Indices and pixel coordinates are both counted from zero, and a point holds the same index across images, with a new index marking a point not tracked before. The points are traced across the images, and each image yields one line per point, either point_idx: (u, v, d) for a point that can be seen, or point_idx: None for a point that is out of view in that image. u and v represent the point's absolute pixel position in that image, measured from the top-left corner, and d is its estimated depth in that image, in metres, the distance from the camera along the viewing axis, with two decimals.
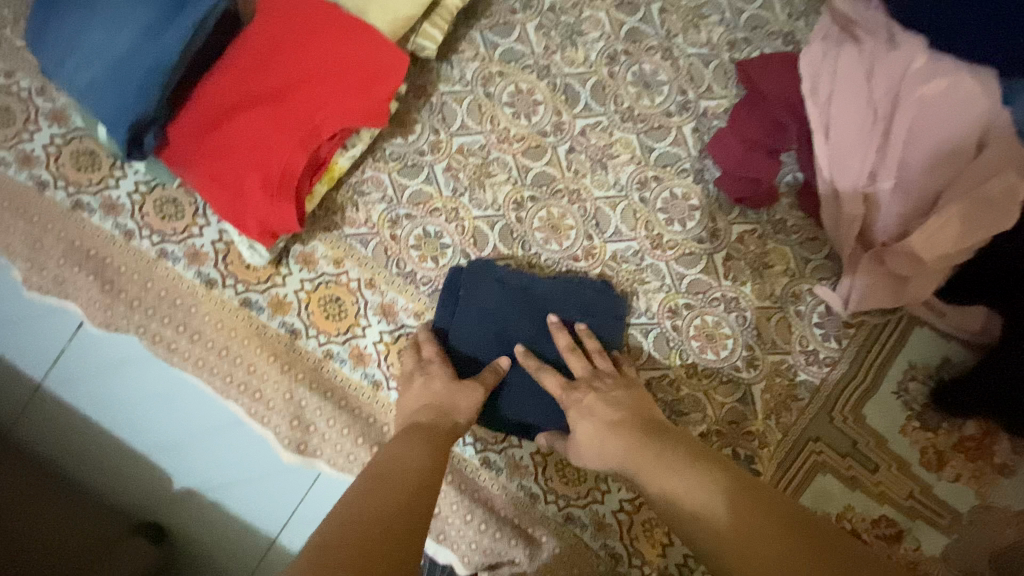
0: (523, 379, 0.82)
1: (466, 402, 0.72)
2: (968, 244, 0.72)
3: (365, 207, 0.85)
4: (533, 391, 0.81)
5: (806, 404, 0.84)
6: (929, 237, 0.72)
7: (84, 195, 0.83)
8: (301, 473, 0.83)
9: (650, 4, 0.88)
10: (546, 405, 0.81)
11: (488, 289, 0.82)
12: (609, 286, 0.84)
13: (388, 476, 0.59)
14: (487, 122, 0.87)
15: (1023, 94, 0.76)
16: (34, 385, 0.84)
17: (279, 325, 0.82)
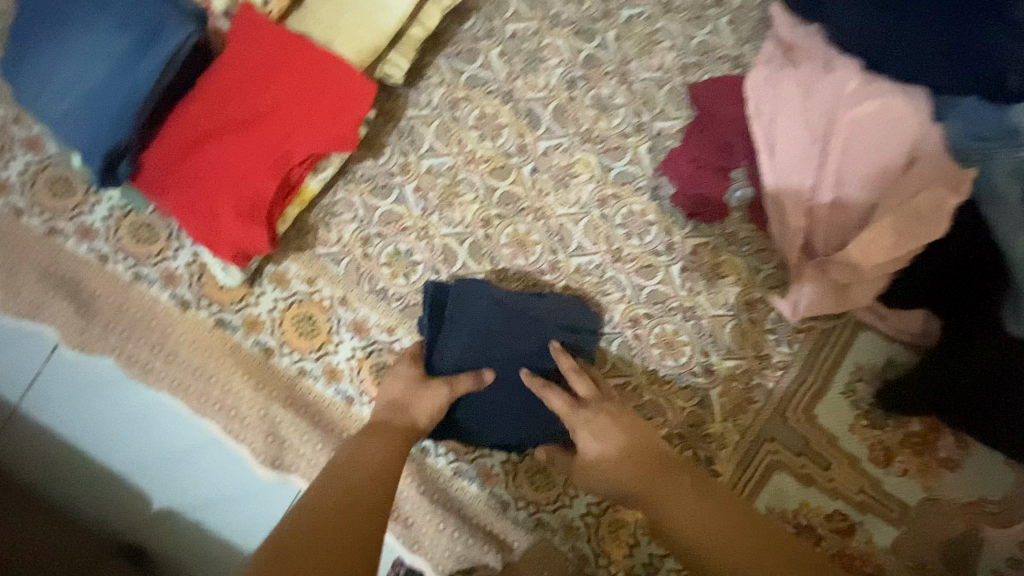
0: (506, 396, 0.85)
1: (430, 406, 0.74)
2: (900, 254, 0.77)
3: (337, 227, 0.88)
4: (516, 408, 0.85)
5: (761, 406, 0.89)
6: (864, 248, 0.78)
7: (58, 221, 0.85)
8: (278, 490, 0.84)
9: (606, 31, 0.93)
10: (528, 419, 0.85)
11: (477, 307, 0.85)
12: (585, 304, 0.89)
13: (349, 474, 0.61)
14: (455, 144, 0.91)
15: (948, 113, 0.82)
16: (8, 409, 0.85)
17: (253, 343, 0.85)
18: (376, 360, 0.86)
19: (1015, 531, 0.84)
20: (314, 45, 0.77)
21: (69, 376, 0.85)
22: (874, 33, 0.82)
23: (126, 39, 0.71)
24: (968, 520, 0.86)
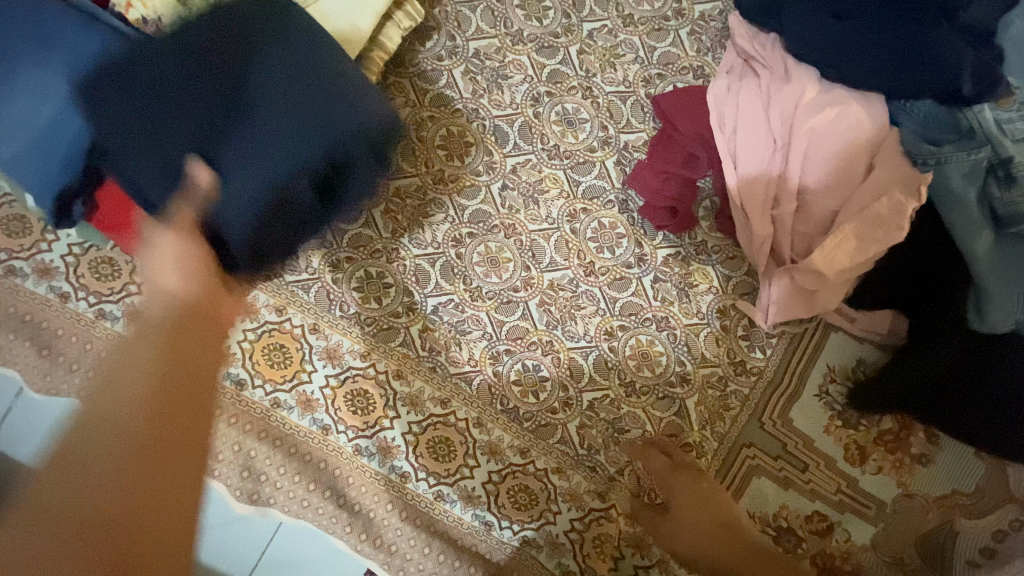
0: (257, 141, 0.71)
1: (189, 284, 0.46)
2: (863, 258, 0.78)
3: (305, 253, 0.87)
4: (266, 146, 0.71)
5: (737, 412, 0.90)
6: (828, 254, 0.79)
7: (15, 260, 0.82)
8: (263, 522, 0.83)
9: (569, 46, 0.93)
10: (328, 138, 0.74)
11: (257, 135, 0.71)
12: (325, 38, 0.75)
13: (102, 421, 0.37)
14: (422, 164, 0.90)
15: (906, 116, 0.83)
16: None
17: (224, 377, 0.83)
18: (351, 387, 0.85)
19: (990, 522, 0.86)
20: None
21: (37, 415, 0.81)
22: (831, 41, 0.83)
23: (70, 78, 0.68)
24: (944, 514, 0.87)
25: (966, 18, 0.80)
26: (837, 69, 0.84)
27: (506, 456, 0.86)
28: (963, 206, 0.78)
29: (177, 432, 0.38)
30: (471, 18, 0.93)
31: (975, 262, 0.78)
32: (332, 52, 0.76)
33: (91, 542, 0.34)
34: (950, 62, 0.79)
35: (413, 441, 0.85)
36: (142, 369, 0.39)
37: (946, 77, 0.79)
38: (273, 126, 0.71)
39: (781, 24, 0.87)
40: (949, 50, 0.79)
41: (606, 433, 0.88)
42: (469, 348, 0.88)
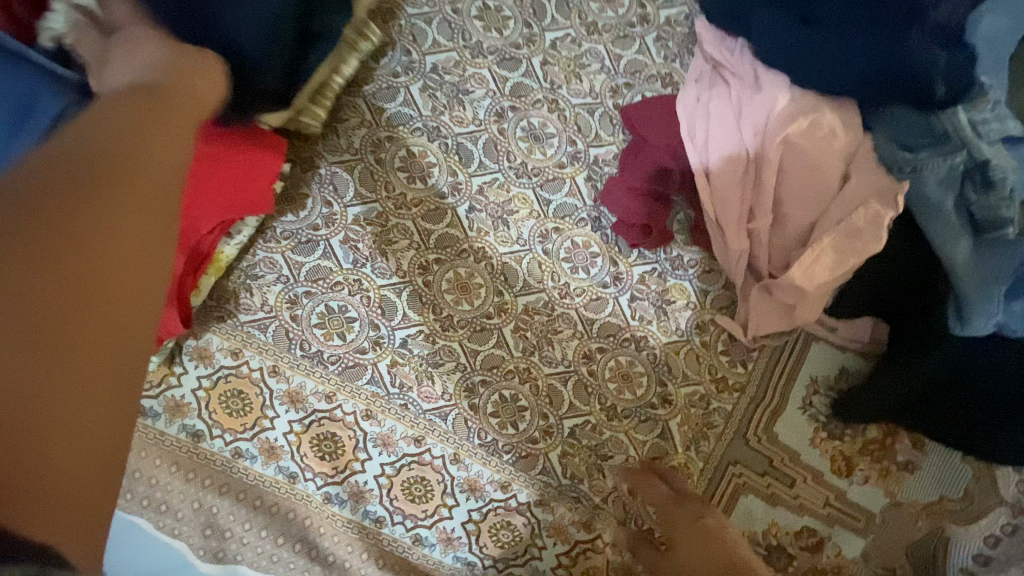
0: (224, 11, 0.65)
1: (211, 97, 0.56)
2: (842, 271, 0.76)
3: (260, 290, 0.81)
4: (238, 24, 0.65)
5: (721, 429, 0.88)
6: (806, 269, 0.77)
7: None
8: None
9: (532, 57, 0.89)
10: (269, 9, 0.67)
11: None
12: None
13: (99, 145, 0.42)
14: (382, 189, 0.85)
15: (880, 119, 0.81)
16: None
17: (178, 429, 0.77)
18: (317, 430, 0.80)
19: (979, 526, 0.85)
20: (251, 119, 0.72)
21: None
22: (799, 45, 0.81)
23: None
24: (932, 520, 0.87)
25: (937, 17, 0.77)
26: (807, 77, 0.82)
27: (486, 492, 0.83)
28: (939, 212, 0.76)
29: (108, 191, 0.40)
30: (427, 31, 0.88)
31: (951, 268, 0.76)
32: None
33: (38, 251, 0.35)
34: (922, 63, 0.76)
35: (387, 483, 0.81)
36: (126, 120, 0.45)
37: (920, 80, 0.76)
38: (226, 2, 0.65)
39: (748, 29, 0.84)
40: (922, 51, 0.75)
41: (589, 460, 0.85)
42: (443, 381, 0.83)
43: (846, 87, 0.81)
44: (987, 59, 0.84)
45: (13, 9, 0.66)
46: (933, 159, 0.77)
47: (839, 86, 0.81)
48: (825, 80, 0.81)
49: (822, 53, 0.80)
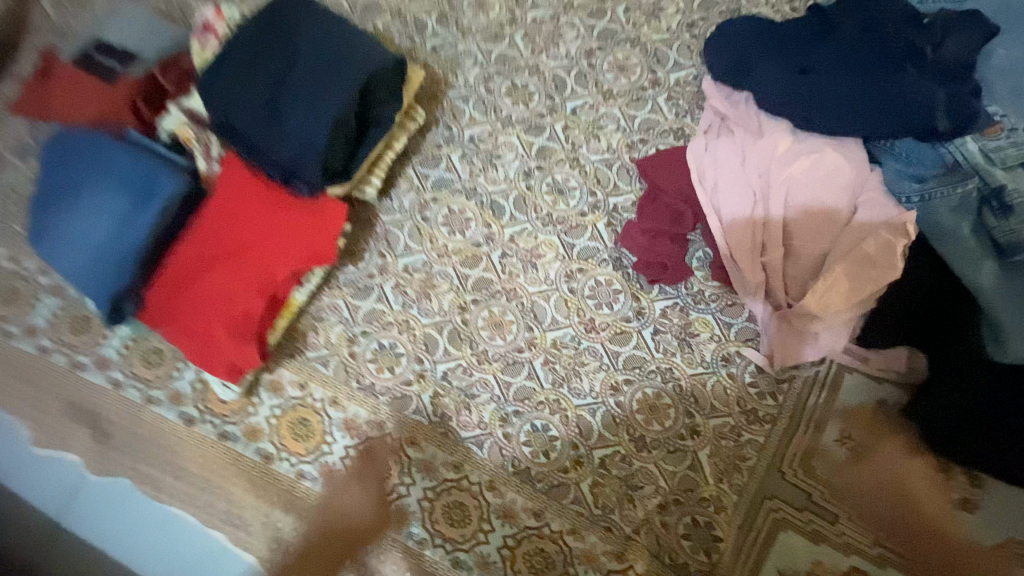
0: (298, 112, 0.83)
1: None
2: (859, 298, 0.79)
3: (324, 330, 0.95)
4: (308, 117, 0.83)
5: (754, 462, 0.88)
6: (821, 296, 0.80)
7: (78, 355, 0.93)
8: None
9: (555, 123, 1.01)
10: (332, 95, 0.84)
11: (294, 99, 0.84)
12: (336, 40, 0.87)
13: None
14: (427, 242, 0.98)
15: (888, 154, 0.85)
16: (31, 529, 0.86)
17: (253, 451, 0.90)
18: (369, 455, 0.90)
19: None
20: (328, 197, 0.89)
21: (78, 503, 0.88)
22: (799, 94, 0.87)
23: (121, 198, 0.82)
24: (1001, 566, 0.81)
25: (928, 61, 0.83)
26: (808, 119, 0.87)
27: (520, 518, 0.88)
28: (954, 240, 0.77)
29: None
30: (464, 109, 1.02)
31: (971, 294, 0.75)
32: (326, 42, 0.86)
33: None
34: (921, 96, 0.80)
35: (429, 507, 0.88)
36: None
37: (925, 110, 0.80)
38: (298, 103, 0.83)
39: (748, 82, 0.92)
40: (919, 85, 0.80)
41: (620, 490, 0.88)
42: (479, 411, 0.92)
43: (851, 128, 0.84)
44: (997, 89, 0.85)
45: (141, 113, 0.90)
46: (939, 190, 0.80)
47: (840, 127, 0.85)
48: (826, 122, 0.86)
49: (823, 98, 0.85)
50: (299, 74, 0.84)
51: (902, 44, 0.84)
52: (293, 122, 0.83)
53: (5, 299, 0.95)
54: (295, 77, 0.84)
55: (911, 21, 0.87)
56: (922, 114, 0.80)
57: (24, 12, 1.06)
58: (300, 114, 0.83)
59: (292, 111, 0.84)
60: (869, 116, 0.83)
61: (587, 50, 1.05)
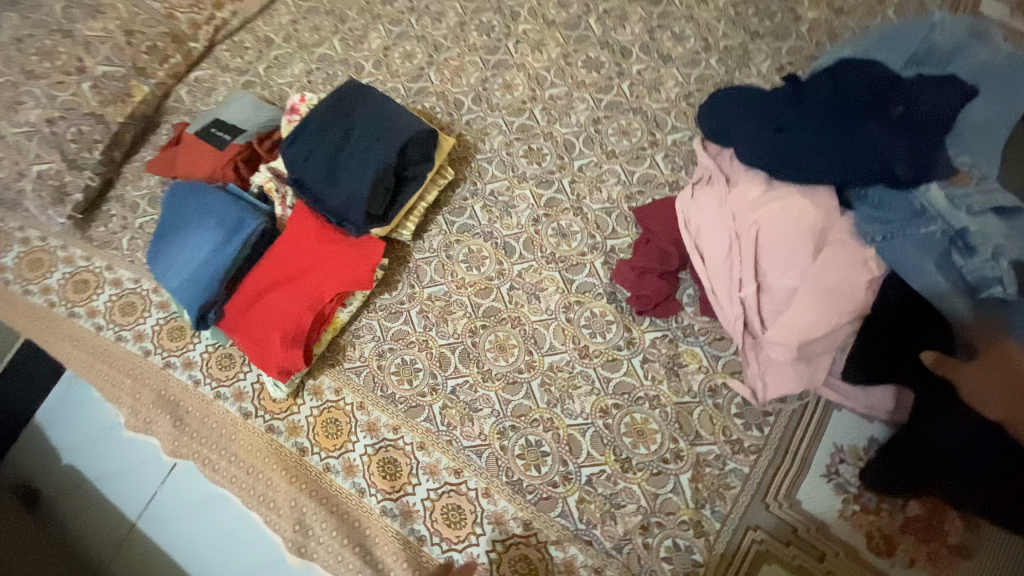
0: (351, 169, 1.06)
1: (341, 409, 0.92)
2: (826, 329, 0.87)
3: (360, 345, 1.13)
4: (359, 172, 1.05)
5: (738, 491, 0.91)
6: (790, 327, 0.88)
7: (172, 356, 1.17)
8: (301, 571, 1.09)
9: (562, 179, 1.18)
10: (376, 154, 1.06)
11: (350, 159, 1.07)
12: (383, 114, 1.10)
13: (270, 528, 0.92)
14: (449, 275, 1.15)
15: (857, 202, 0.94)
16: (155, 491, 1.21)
17: (292, 444, 1.07)
18: (384, 455, 1.04)
19: None
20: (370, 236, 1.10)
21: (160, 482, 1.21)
22: (776, 149, 0.97)
23: (215, 233, 1.07)
24: None
25: (896, 118, 0.93)
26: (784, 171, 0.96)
27: (510, 526, 0.95)
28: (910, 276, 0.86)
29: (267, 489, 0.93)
30: (488, 168, 1.22)
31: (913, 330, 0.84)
32: (376, 115, 1.10)
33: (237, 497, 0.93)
34: (888, 150, 0.90)
35: (430, 506, 0.99)
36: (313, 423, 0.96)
37: (890, 164, 0.89)
38: (352, 162, 1.06)
39: (731, 140, 1.04)
40: (886, 141, 0.90)
41: (604, 507, 0.93)
42: (480, 424, 1.03)
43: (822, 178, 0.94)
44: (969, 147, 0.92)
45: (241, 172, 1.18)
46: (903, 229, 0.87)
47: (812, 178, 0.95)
48: (800, 173, 0.95)
49: (797, 153, 0.95)
50: (354, 140, 1.08)
51: (873, 105, 0.95)
52: (347, 177, 1.06)
53: (127, 311, 1.23)
54: (351, 143, 1.08)
55: (883, 87, 0.98)
56: (886, 168, 0.90)
57: (172, 103, 1.43)
58: (353, 170, 1.06)
59: (348, 168, 1.06)
60: (841, 168, 0.92)
61: (594, 119, 1.22)
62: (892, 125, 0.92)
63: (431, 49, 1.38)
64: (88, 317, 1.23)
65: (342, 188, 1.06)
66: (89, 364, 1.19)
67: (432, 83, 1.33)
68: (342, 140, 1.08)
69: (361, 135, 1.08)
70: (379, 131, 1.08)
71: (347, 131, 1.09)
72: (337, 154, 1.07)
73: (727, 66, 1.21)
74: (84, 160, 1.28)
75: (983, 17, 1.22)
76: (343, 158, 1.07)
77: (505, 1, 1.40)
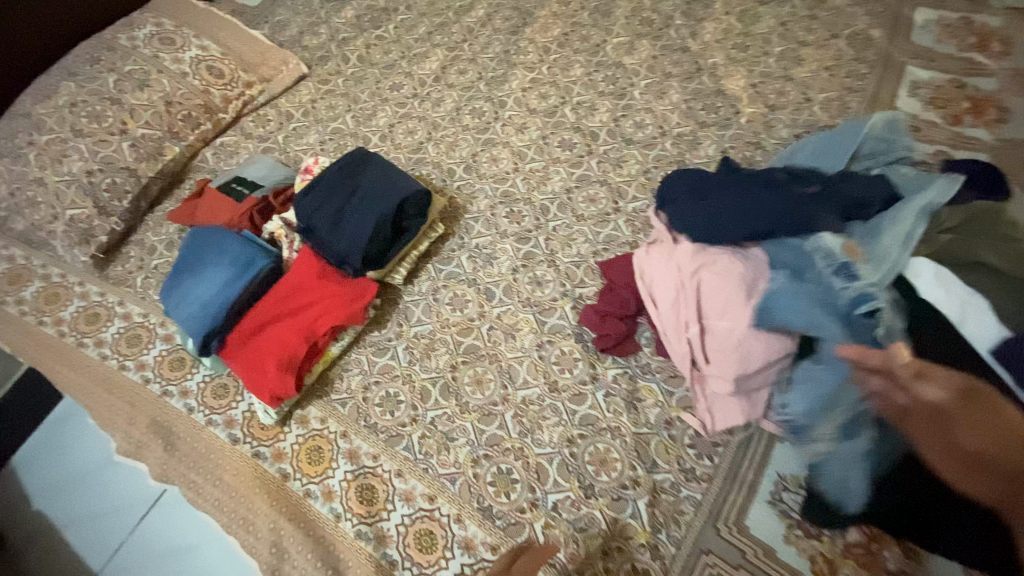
0: (355, 219, 1.22)
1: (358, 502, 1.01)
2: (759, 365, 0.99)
3: (347, 378, 1.22)
4: (361, 221, 1.21)
5: (691, 517, 0.98)
6: (727, 363, 1.01)
7: (170, 385, 1.25)
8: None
9: (538, 236, 1.34)
10: (378, 207, 1.22)
11: (354, 211, 1.23)
12: (386, 174, 1.28)
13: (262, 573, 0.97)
14: (434, 316, 1.27)
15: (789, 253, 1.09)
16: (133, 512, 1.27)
17: (275, 469, 1.13)
18: (362, 482, 1.10)
19: None
20: (365, 278, 1.23)
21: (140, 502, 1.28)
22: (710, 212, 1.14)
23: (228, 270, 1.20)
24: None
25: (812, 194, 1.13)
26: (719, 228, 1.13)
27: (478, 550, 1.00)
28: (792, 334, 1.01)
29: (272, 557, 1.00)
30: (474, 225, 1.39)
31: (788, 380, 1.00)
32: (380, 175, 1.28)
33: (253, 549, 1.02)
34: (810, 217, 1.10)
35: (404, 531, 1.04)
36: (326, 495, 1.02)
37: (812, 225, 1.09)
38: (356, 213, 1.23)
39: (677, 205, 1.22)
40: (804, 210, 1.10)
41: (567, 531, 0.99)
42: (455, 453, 1.11)
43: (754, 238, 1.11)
44: (872, 232, 1.06)
45: (255, 222, 1.34)
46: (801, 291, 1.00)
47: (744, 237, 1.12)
48: (730, 231, 1.12)
49: (728, 214, 1.12)
50: (359, 196, 1.25)
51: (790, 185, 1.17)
52: (350, 225, 1.21)
53: (133, 342, 1.32)
54: (357, 197, 1.25)
55: (799, 174, 1.21)
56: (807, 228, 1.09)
57: (197, 162, 1.61)
58: (357, 220, 1.22)
59: (352, 218, 1.22)
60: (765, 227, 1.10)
61: (567, 188, 1.42)
62: (808, 198, 1.12)
63: (430, 127, 1.60)
64: (95, 347, 1.32)
65: (344, 235, 1.21)
66: (90, 391, 1.26)
67: (429, 154, 1.54)
68: (349, 195, 1.25)
69: (365, 192, 1.25)
70: (381, 188, 1.25)
71: (354, 189, 1.26)
72: (343, 207, 1.24)
73: (680, 148, 1.43)
74: (113, 208, 1.44)
75: (901, 99, 1.39)
76: (348, 210, 1.23)
77: (495, 91, 1.65)
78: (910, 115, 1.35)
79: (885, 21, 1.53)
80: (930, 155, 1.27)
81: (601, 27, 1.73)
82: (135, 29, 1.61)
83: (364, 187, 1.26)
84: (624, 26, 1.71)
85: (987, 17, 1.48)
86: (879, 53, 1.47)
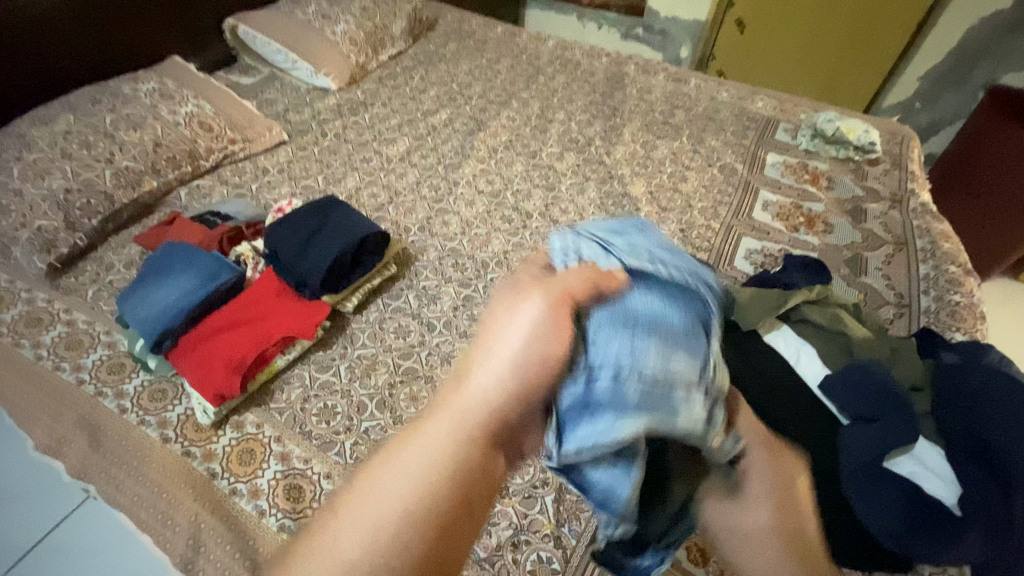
0: (318, 248, 1.40)
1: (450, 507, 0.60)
2: None
3: (288, 390, 1.31)
4: (323, 250, 1.39)
5: (589, 513, 1.13)
6: None
7: (104, 386, 1.28)
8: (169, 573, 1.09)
9: (477, 284, 1.58)
10: (340, 240, 1.42)
11: (319, 242, 1.41)
12: (353, 216, 1.50)
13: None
14: (379, 342, 1.42)
15: None
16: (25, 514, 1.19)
17: (204, 468, 1.16)
18: (291, 482, 1.15)
19: None
20: (320, 300, 1.39)
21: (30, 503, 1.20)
22: None
23: (193, 279, 1.33)
24: None
25: None
26: None
27: None
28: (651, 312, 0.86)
29: None
30: (423, 271, 1.61)
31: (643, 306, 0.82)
32: (347, 216, 1.49)
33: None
34: None
35: None
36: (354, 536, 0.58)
37: None
38: (320, 244, 1.41)
39: None
40: None
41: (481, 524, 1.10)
42: None
43: None
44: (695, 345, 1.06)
45: (222, 247, 1.49)
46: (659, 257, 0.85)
47: None
48: None
49: None
50: (326, 231, 1.44)
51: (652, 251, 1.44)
52: (312, 253, 1.39)
53: (73, 345, 1.35)
54: (323, 232, 1.44)
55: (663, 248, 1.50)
56: None
57: (171, 198, 1.76)
58: (319, 249, 1.39)
59: (315, 248, 1.40)
60: None
61: (505, 250, 1.69)
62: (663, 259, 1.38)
63: (392, 193, 1.87)
64: (32, 347, 1.34)
65: (307, 261, 1.38)
66: (19, 390, 1.26)
67: (390, 213, 1.79)
68: (316, 231, 1.45)
69: (332, 228, 1.45)
70: (347, 226, 1.46)
71: (323, 226, 1.46)
72: (310, 238, 1.43)
73: None
74: (82, 225, 1.54)
75: (758, 210, 1.84)
76: (313, 241, 1.42)
77: (451, 173, 1.98)
78: (763, 223, 1.79)
79: (746, 158, 2.05)
80: (776, 250, 1.68)
81: (540, 138, 2.17)
82: (140, 83, 1.85)
83: (332, 224, 1.46)
84: (558, 140, 2.16)
85: (818, 162, 2.02)
86: (741, 179, 1.97)
